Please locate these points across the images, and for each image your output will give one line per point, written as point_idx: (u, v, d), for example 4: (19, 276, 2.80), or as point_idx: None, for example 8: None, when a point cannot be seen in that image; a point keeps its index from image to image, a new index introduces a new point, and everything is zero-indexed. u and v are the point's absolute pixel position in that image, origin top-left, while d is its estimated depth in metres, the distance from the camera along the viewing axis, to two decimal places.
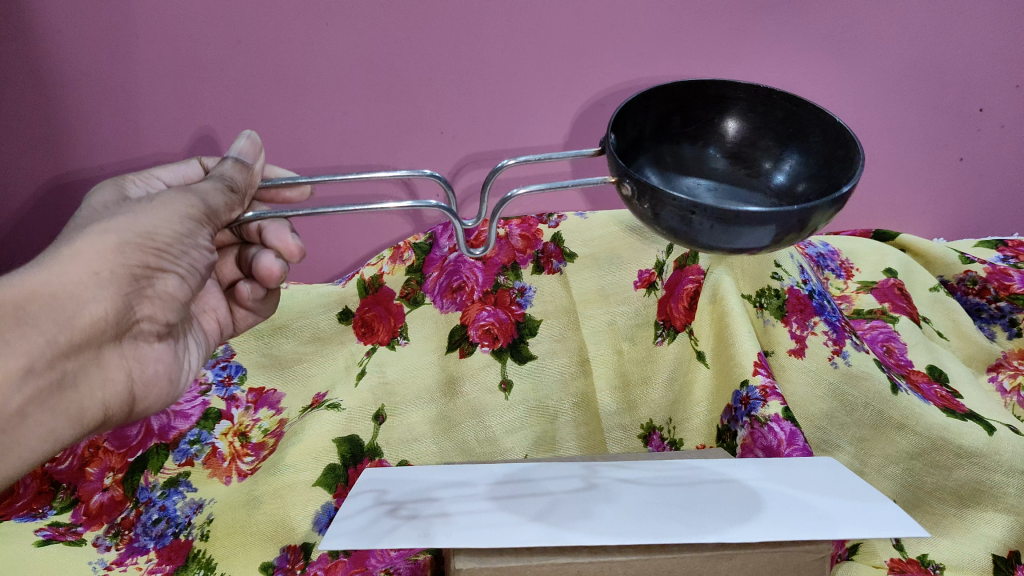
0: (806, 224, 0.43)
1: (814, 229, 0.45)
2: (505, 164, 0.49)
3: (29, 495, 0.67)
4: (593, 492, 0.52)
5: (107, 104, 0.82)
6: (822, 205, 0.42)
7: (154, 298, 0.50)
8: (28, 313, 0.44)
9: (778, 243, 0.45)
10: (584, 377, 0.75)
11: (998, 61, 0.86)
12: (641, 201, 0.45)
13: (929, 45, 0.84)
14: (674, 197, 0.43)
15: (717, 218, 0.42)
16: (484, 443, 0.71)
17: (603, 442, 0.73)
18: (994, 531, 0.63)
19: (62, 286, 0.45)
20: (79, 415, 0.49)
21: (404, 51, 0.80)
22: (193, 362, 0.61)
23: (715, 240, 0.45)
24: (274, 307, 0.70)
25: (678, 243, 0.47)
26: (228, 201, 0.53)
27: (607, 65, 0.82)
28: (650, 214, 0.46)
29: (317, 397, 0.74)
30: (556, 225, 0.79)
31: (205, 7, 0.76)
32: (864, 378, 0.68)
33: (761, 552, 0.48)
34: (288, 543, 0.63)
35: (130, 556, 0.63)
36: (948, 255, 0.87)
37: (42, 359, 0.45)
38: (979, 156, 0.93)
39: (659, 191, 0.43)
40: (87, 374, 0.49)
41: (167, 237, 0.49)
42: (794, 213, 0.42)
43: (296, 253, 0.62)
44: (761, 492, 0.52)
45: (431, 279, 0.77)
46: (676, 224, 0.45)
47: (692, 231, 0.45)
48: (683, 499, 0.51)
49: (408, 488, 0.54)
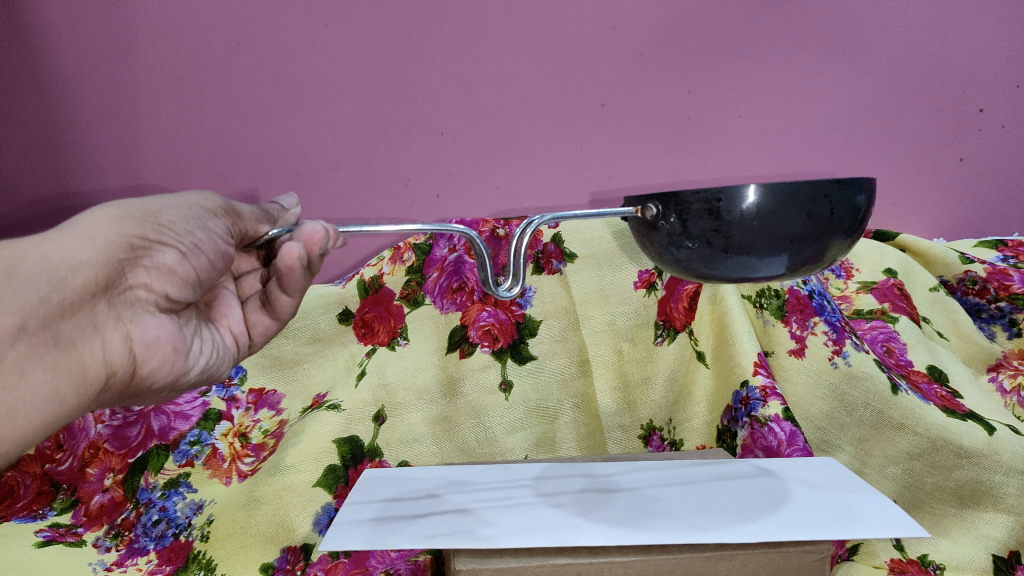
0: (835, 221, 0.44)
1: (843, 243, 0.45)
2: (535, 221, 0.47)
3: (30, 496, 0.67)
4: (602, 498, 0.52)
5: (107, 105, 0.82)
6: (841, 189, 0.44)
7: (152, 269, 0.47)
8: (19, 272, 0.40)
9: (816, 245, 0.44)
10: (584, 377, 0.75)
11: (984, 62, 0.88)
12: (666, 218, 0.46)
13: (913, 47, 0.86)
14: (695, 190, 0.44)
15: (743, 201, 0.43)
16: (484, 443, 0.72)
17: (603, 443, 0.74)
18: (994, 531, 0.63)
19: (56, 249, 0.42)
20: (78, 380, 0.44)
21: (404, 53, 0.82)
22: (204, 352, 0.55)
23: (749, 244, 0.44)
24: (294, 309, 0.59)
25: (717, 261, 0.45)
26: (256, 213, 0.54)
27: (607, 65, 0.84)
28: (678, 231, 0.45)
29: (317, 398, 0.74)
30: (556, 226, 0.77)
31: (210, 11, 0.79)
32: (865, 378, 0.67)
33: (762, 553, 0.46)
34: (288, 543, 0.63)
35: (130, 557, 0.63)
36: (949, 254, 0.85)
37: (36, 316, 0.41)
38: (981, 155, 0.93)
39: (680, 192, 0.44)
40: (84, 337, 0.44)
41: (171, 213, 0.48)
42: (815, 187, 0.43)
43: (327, 233, 0.50)
44: (774, 496, 0.51)
45: (431, 279, 0.77)
46: (707, 223, 0.44)
47: (723, 228, 0.44)
48: (682, 498, 0.52)
49: (416, 488, 0.55)
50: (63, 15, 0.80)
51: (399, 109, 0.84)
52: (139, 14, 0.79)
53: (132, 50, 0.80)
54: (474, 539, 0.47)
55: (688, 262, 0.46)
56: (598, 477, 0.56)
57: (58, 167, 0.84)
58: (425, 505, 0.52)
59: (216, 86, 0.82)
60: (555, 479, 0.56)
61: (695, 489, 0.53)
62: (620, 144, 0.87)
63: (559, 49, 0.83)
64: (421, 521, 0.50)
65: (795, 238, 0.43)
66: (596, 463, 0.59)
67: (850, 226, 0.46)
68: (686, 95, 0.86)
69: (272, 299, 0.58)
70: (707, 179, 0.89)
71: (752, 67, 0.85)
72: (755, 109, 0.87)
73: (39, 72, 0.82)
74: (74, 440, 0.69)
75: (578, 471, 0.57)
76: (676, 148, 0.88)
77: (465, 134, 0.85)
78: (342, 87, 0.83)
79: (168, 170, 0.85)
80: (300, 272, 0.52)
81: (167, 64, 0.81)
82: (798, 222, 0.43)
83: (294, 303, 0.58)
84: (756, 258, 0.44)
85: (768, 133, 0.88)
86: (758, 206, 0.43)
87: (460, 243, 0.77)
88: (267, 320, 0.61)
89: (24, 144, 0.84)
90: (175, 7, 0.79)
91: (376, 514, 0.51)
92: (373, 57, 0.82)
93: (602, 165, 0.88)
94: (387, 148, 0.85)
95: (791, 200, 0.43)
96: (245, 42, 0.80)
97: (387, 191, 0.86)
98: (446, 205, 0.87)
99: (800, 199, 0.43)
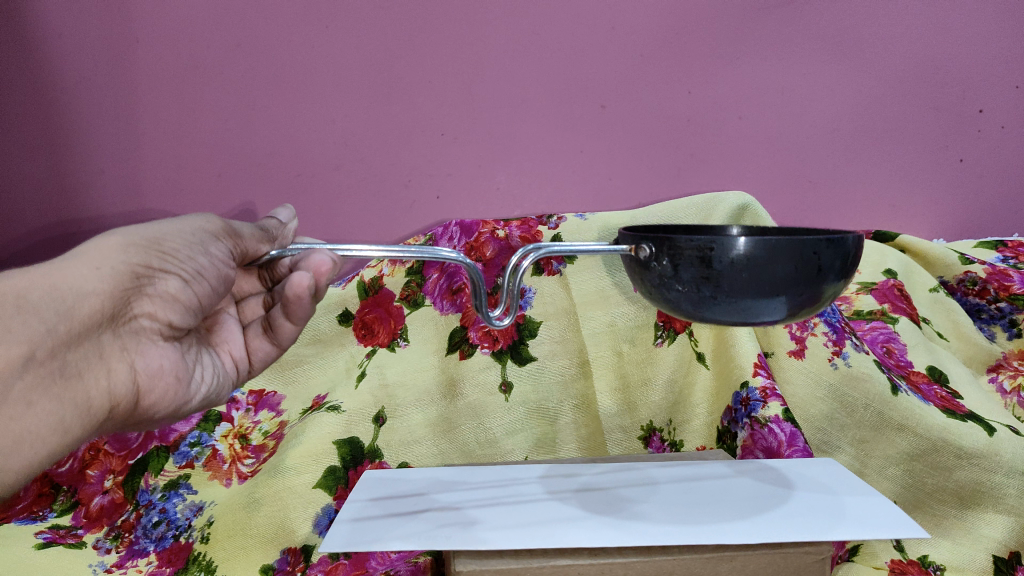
0: (824, 273, 0.44)
1: (832, 290, 0.46)
2: (526, 250, 0.48)
3: (29, 497, 0.67)
4: (589, 497, 0.52)
5: (107, 107, 0.82)
6: (833, 245, 0.44)
7: (155, 296, 0.47)
8: (29, 301, 0.40)
9: (806, 293, 0.44)
10: (584, 379, 0.75)
11: (981, 64, 0.89)
12: (659, 259, 0.45)
13: (911, 48, 0.87)
14: (688, 237, 0.44)
15: (734, 252, 0.43)
16: (484, 445, 0.73)
17: (603, 444, 0.74)
18: (995, 532, 0.64)
19: (65, 277, 0.42)
20: (82, 410, 0.44)
21: (404, 54, 0.82)
22: (206, 379, 0.55)
23: (738, 291, 0.44)
24: (297, 335, 0.60)
25: (705, 303, 0.45)
26: (258, 234, 0.54)
27: (607, 67, 0.84)
28: (670, 272, 0.45)
29: (318, 400, 0.74)
30: (556, 227, 0.79)
31: (210, 13, 0.79)
32: (864, 379, 0.67)
33: (761, 554, 0.46)
34: (288, 544, 0.63)
35: (130, 558, 0.64)
36: (949, 255, 0.85)
37: (44, 345, 0.41)
38: (980, 156, 0.93)
39: (672, 237, 0.44)
40: (90, 366, 0.44)
41: (184, 240, 0.48)
42: (806, 243, 0.43)
43: (329, 265, 0.51)
44: (773, 498, 0.51)
45: (431, 280, 0.76)
46: (698, 269, 0.44)
47: (712, 274, 0.44)
48: (683, 497, 0.52)
49: (404, 489, 0.55)
50: (60, 15, 0.79)
51: (400, 110, 0.84)
52: (138, 15, 0.79)
53: (131, 52, 0.80)
54: (471, 543, 0.46)
55: (676, 305, 0.47)
56: (597, 478, 0.56)
57: (54, 170, 0.83)
58: (415, 506, 0.52)
59: (215, 87, 0.82)
60: (546, 481, 0.56)
61: (693, 488, 0.53)
62: (620, 145, 0.87)
63: (560, 50, 0.83)
64: (412, 522, 0.49)
65: (784, 288, 0.44)
66: (590, 463, 0.59)
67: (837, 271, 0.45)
68: (686, 97, 0.86)
69: (276, 325, 0.58)
70: (707, 179, 0.89)
71: (751, 68, 0.85)
72: (754, 110, 0.87)
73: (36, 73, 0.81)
74: None
75: (567, 472, 0.57)
76: (676, 149, 0.88)
77: (465, 135, 0.85)
78: (342, 88, 0.83)
79: (166, 172, 0.84)
80: (307, 299, 0.52)
81: (167, 66, 0.81)
82: (788, 273, 0.43)
83: (295, 326, 0.58)
84: (746, 305, 0.44)
85: (768, 134, 0.88)
86: (746, 256, 0.43)
87: (460, 246, 0.79)
88: (268, 346, 0.60)
89: (20, 146, 0.83)
90: (174, 8, 0.79)
91: (362, 512, 0.51)
92: (374, 59, 0.82)
93: (602, 166, 0.88)
94: (388, 150, 0.85)
95: (778, 249, 0.43)
96: (245, 44, 0.80)
97: (387, 192, 0.86)
98: (446, 206, 0.87)
99: (786, 248, 0.43)
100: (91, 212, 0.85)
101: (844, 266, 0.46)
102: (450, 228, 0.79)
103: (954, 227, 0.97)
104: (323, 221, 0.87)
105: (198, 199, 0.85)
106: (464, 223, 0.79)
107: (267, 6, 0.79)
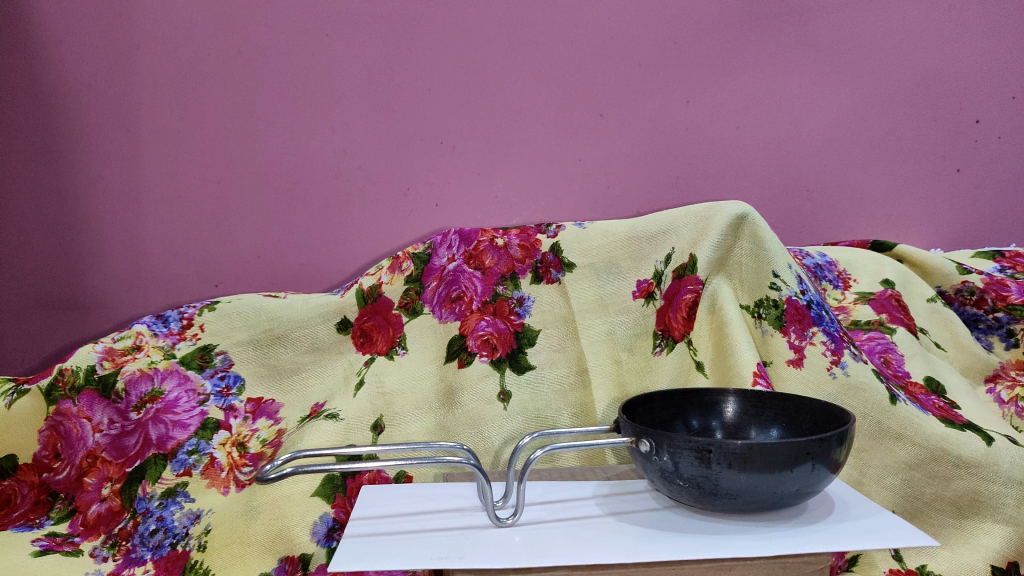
0: (816, 473, 0.46)
1: (826, 479, 0.47)
2: (525, 443, 0.52)
3: (27, 505, 0.67)
4: (594, 520, 0.49)
5: (107, 113, 0.82)
6: (830, 444, 0.45)
7: None
8: None
9: (800, 491, 0.46)
10: (583, 388, 0.73)
11: (968, 79, 0.93)
12: (659, 454, 0.47)
13: (899, 62, 0.91)
14: (687, 438, 0.45)
15: (732, 455, 0.44)
16: (482, 454, 0.70)
17: (602, 453, 0.71)
18: (992, 542, 0.63)
19: None
20: None
21: (410, 63, 0.84)
22: None
23: (735, 490, 0.45)
24: None
25: (698, 500, 0.47)
26: None
27: (608, 77, 0.86)
28: (671, 467, 0.47)
29: (316, 407, 0.73)
30: (555, 235, 0.80)
31: (220, 23, 0.82)
32: (864, 389, 0.67)
33: (760, 562, 0.44)
34: (286, 553, 0.62)
35: (127, 567, 0.62)
36: (946, 265, 0.86)
37: None
38: (979, 166, 0.94)
39: (673, 437, 0.46)
40: None
41: None
42: (804, 444, 0.44)
43: None
44: (778, 517, 0.49)
45: (431, 288, 0.78)
46: (696, 467, 0.45)
47: (712, 475, 0.45)
48: (677, 523, 0.48)
49: (399, 509, 0.53)
50: (71, 23, 0.81)
51: (400, 117, 0.84)
52: (147, 22, 0.81)
53: (136, 58, 0.81)
54: (452, 560, 0.43)
55: (686, 492, 0.47)
56: (597, 504, 0.53)
57: (49, 175, 0.83)
58: (396, 524, 0.50)
59: (219, 93, 0.83)
60: (543, 502, 0.54)
61: (700, 510, 0.50)
62: (619, 154, 0.87)
63: (559, 60, 0.85)
64: (392, 539, 0.47)
65: (779, 488, 0.45)
66: (586, 484, 0.58)
67: (839, 449, 0.46)
68: (685, 107, 0.88)
69: None
70: (707, 190, 0.89)
71: (748, 77, 0.88)
72: (752, 120, 0.89)
73: (41, 80, 0.82)
74: (72, 449, 0.69)
75: (568, 495, 0.55)
76: (675, 158, 0.88)
77: (464, 144, 0.85)
78: (346, 95, 0.84)
79: (162, 179, 0.83)
80: None
81: (171, 72, 0.82)
82: (783, 474, 0.45)
83: None
84: (743, 503, 0.46)
85: (767, 142, 0.89)
86: (743, 456, 0.44)
87: (459, 253, 0.80)
88: None
89: (18, 150, 0.83)
90: (185, 15, 0.81)
91: (353, 533, 0.48)
92: (377, 67, 0.83)
93: (601, 174, 0.87)
94: (387, 157, 0.85)
95: (776, 448, 0.44)
96: (250, 51, 0.82)
97: (384, 199, 0.85)
98: (445, 214, 0.86)
99: (785, 456, 0.44)
100: (84, 219, 0.84)
101: (838, 455, 0.47)
102: (450, 237, 0.81)
103: (961, 236, 0.96)
104: (320, 227, 0.85)
105: (192, 207, 0.84)
106: (464, 232, 0.81)
107: (276, 18, 0.82)
